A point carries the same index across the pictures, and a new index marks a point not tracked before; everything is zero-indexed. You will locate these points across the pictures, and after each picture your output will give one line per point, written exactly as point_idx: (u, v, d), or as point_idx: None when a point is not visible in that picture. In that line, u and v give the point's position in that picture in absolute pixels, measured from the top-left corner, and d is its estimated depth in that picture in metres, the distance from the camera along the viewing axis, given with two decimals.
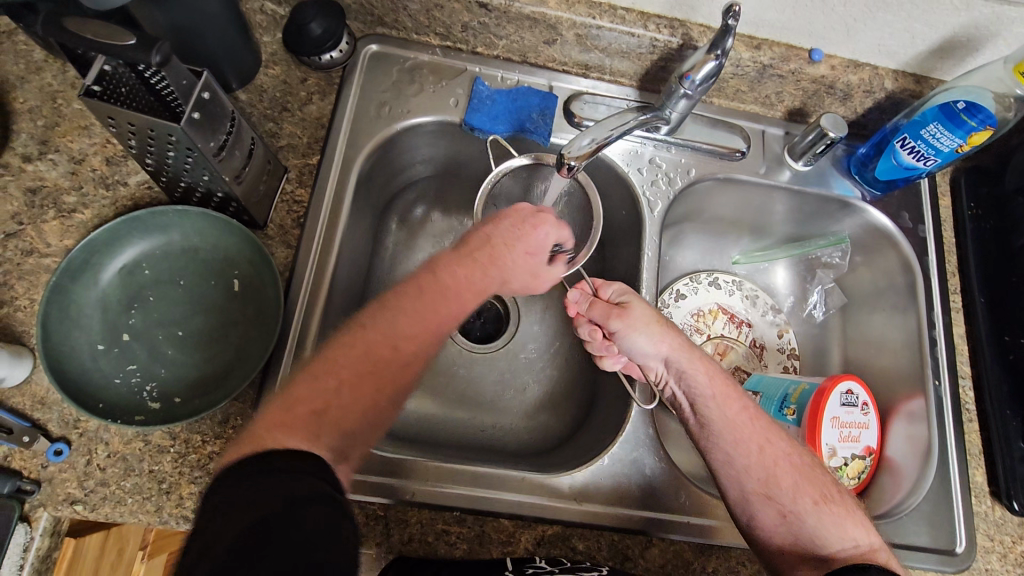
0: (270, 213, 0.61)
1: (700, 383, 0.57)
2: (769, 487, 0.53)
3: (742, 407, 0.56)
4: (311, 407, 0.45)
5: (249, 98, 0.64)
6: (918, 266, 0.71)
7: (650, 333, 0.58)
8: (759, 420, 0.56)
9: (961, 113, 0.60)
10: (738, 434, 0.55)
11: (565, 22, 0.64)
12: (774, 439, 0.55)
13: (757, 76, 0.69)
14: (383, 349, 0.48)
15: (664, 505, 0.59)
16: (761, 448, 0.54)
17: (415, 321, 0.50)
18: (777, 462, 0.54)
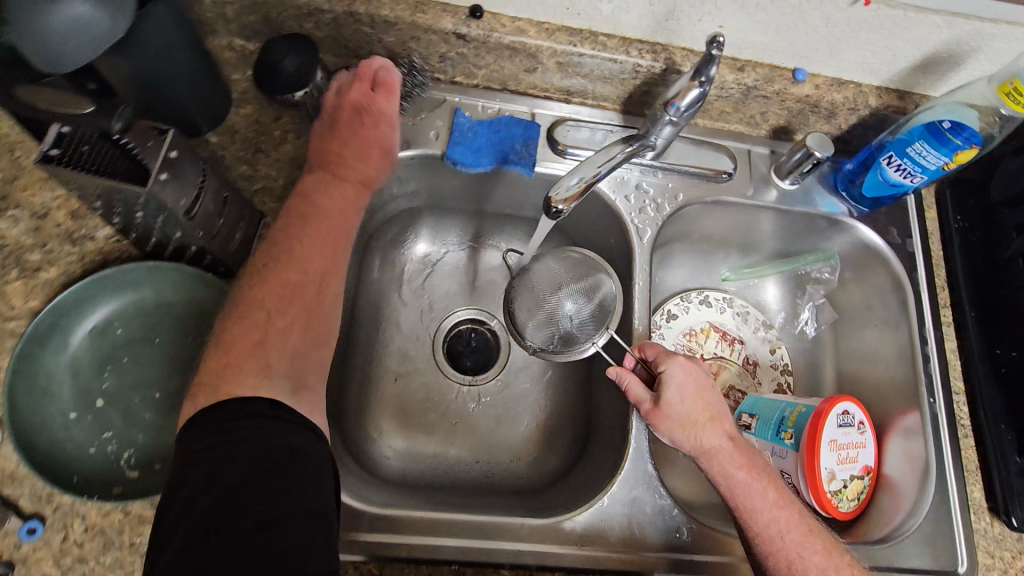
0: (248, 260, 0.58)
1: (735, 481, 0.55)
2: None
3: (776, 518, 0.54)
4: (235, 345, 0.48)
5: (220, 140, 0.62)
6: (908, 284, 0.71)
7: (675, 435, 0.58)
8: (799, 528, 0.53)
9: (946, 132, 0.59)
10: (767, 544, 0.53)
11: (546, 51, 0.63)
12: (808, 550, 0.53)
13: (741, 97, 0.68)
14: (287, 286, 0.52)
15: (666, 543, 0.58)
16: (790, 565, 0.52)
17: (315, 245, 0.54)
18: (810, 572, 0.52)
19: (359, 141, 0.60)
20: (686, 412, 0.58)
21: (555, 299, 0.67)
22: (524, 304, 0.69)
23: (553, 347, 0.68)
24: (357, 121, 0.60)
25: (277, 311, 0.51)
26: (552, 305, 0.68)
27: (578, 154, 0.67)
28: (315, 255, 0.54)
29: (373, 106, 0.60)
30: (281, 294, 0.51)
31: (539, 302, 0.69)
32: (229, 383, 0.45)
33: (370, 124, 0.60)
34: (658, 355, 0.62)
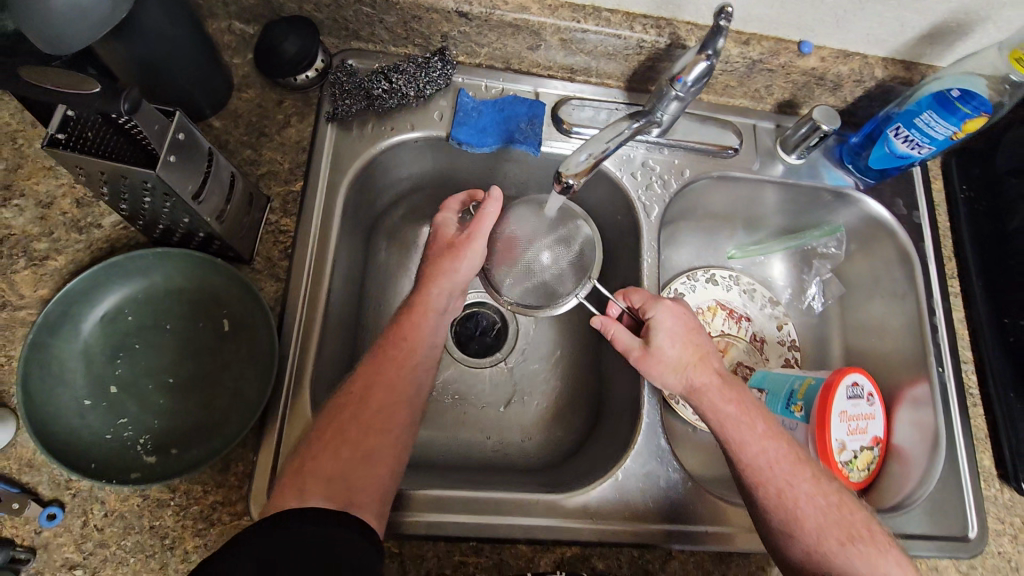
0: (256, 245, 0.58)
1: (724, 416, 0.57)
2: (792, 523, 0.53)
3: (764, 450, 0.55)
4: (305, 468, 0.49)
5: (224, 125, 0.61)
6: (915, 254, 0.71)
7: (664, 375, 0.59)
8: (790, 460, 0.55)
9: (956, 100, 0.59)
10: (757, 474, 0.55)
11: (549, 28, 0.62)
12: (796, 480, 0.54)
13: (746, 71, 0.67)
14: (342, 444, 0.51)
15: (678, 515, 0.58)
16: (778, 493, 0.54)
17: (383, 375, 0.55)
18: (799, 498, 0.53)
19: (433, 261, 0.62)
20: (675, 354, 0.59)
21: (531, 252, 0.65)
22: (499, 261, 0.66)
23: (536, 303, 0.67)
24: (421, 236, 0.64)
25: (345, 422, 0.52)
26: (532, 259, 0.65)
27: (584, 133, 0.66)
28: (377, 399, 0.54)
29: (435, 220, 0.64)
30: (338, 444, 0.51)
31: (514, 258, 0.66)
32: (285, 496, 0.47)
33: (431, 280, 0.61)
34: (642, 299, 0.62)
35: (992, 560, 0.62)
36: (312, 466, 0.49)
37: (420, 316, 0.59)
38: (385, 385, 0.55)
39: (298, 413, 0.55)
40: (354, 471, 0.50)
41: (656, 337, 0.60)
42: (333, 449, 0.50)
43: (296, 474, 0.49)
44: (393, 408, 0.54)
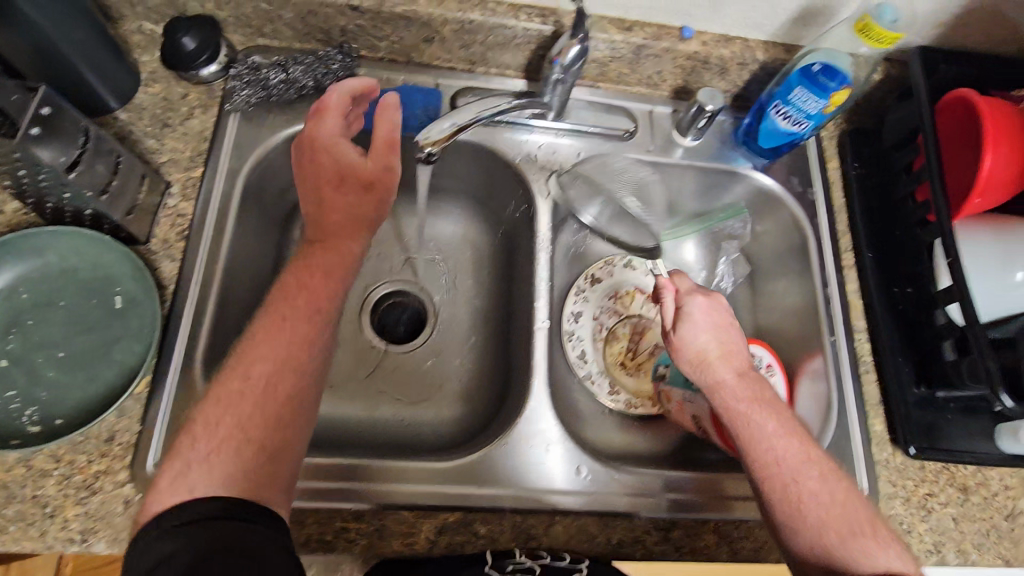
0: (153, 228, 0.60)
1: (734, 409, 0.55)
2: (793, 514, 0.50)
3: (775, 441, 0.53)
4: (200, 455, 0.45)
5: (130, 117, 0.64)
6: (808, 226, 0.74)
7: (686, 365, 0.58)
8: (796, 454, 0.52)
9: (819, 75, 0.62)
10: (764, 468, 0.52)
11: (439, 19, 0.66)
12: (805, 474, 0.51)
13: (634, 57, 0.71)
14: (236, 426, 0.46)
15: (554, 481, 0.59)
16: (784, 485, 0.51)
17: (276, 344, 0.50)
18: (802, 491, 0.51)
19: (325, 199, 0.57)
20: (698, 346, 0.58)
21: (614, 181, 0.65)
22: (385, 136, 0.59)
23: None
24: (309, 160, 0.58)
25: (242, 402, 0.47)
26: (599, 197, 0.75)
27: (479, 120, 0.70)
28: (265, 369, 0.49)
29: (318, 143, 0.57)
30: (250, 427, 0.46)
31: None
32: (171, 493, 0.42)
33: (345, 240, 0.57)
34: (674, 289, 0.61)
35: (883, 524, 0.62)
36: (211, 451, 0.45)
37: (325, 280, 0.54)
38: (293, 359, 0.50)
39: (186, 386, 0.56)
40: (263, 445, 0.46)
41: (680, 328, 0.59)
42: (235, 429, 0.46)
43: (191, 465, 0.44)
44: (302, 389, 0.49)
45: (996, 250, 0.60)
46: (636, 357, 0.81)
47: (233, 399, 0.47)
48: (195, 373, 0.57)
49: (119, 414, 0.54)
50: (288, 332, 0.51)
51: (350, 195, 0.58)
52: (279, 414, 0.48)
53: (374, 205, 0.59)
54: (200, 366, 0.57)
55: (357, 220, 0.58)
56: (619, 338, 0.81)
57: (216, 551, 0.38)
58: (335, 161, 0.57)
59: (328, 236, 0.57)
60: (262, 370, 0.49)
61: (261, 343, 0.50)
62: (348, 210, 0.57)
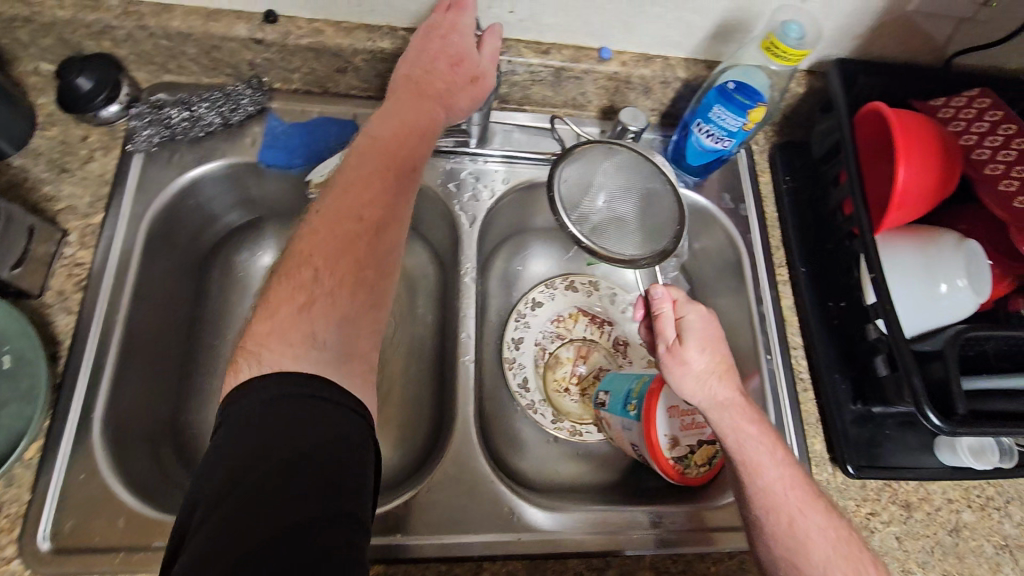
0: (48, 279, 0.57)
1: (735, 442, 0.52)
2: (796, 556, 0.48)
3: (780, 472, 0.50)
4: (297, 304, 0.45)
5: (24, 162, 0.61)
6: (740, 241, 0.73)
7: (692, 382, 0.53)
8: (798, 494, 0.50)
9: (735, 93, 0.61)
10: (769, 502, 0.50)
11: (348, 49, 0.64)
12: (811, 510, 0.49)
13: (555, 79, 0.69)
14: (342, 270, 0.47)
15: (482, 524, 0.57)
16: (790, 522, 0.49)
17: (372, 197, 0.50)
18: (808, 535, 0.48)
19: (433, 62, 0.57)
20: (704, 363, 0.54)
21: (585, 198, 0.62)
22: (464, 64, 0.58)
23: (587, 245, 0.60)
24: (433, 41, 0.58)
25: (339, 257, 0.47)
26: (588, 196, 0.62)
27: None
28: (369, 217, 0.49)
29: (458, 26, 0.58)
30: (341, 283, 0.47)
31: (564, 192, 0.62)
32: (267, 354, 0.43)
33: (417, 119, 0.55)
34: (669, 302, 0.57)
35: None
36: (322, 302, 0.46)
37: (400, 140, 0.53)
38: (381, 203, 0.50)
39: (81, 448, 0.53)
40: (359, 313, 0.47)
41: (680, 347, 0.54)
42: (333, 267, 0.47)
43: (302, 314, 0.45)
44: (392, 250, 0.50)
45: (920, 266, 0.60)
46: (580, 382, 0.79)
47: (330, 227, 0.48)
48: (92, 432, 0.53)
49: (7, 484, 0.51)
50: (387, 188, 0.51)
51: (412, 103, 0.55)
52: (371, 275, 0.48)
53: (469, 100, 0.59)
54: (97, 426, 0.54)
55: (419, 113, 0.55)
56: (563, 363, 0.79)
57: (273, 482, 0.36)
58: (459, 50, 0.57)
59: (420, 103, 0.55)
60: (372, 217, 0.49)
61: (343, 199, 0.49)
62: (424, 110, 0.55)
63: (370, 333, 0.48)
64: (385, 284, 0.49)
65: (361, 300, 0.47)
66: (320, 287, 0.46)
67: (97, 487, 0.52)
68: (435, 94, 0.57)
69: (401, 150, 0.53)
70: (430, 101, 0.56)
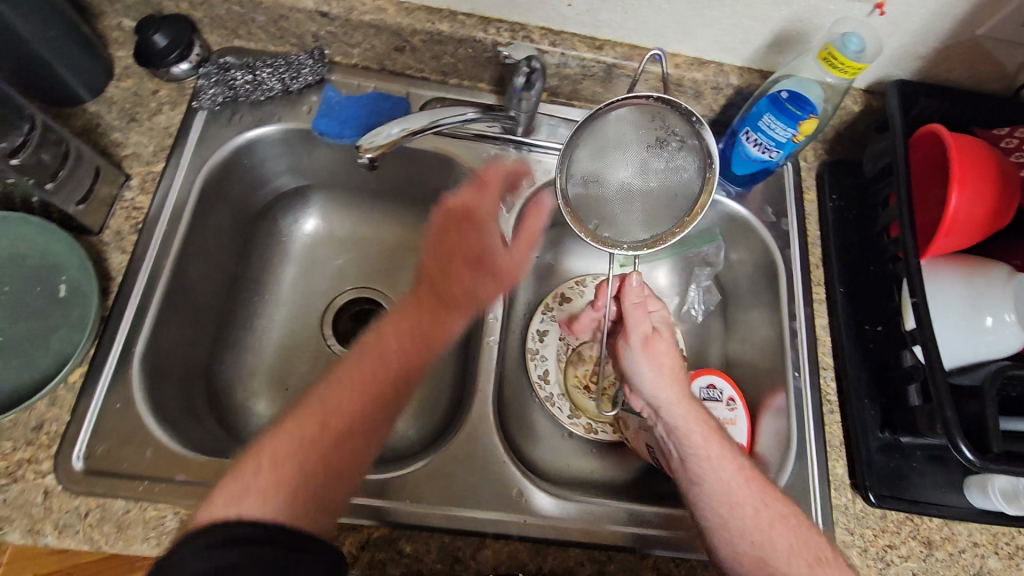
0: (107, 219, 0.61)
1: (692, 440, 0.55)
2: (759, 549, 0.50)
3: (737, 467, 0.54)
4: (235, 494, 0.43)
5: (99, 109, 0.65)
6: (778, 253, 0.72)
7: (657, 373, 0.57)
8: (755, 489, 0.53)
9: (787, 103, 0.61)
10: (730, 494, 0.52)
11: (408, 29, 0.66)
12: (768, 502, 0.52)
13: (606, 76, 0.70)
14: (310, 428, 0.47)
15: (491, 502, 0.57)
16: (754, 513, 0.51)
17: (372, 363, 0.52)
18: (772, 525, 0.51)
19: (454, 265, 0.62)
20: (669, 358, 0.58)
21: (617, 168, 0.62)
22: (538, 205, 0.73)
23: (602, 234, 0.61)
24: (453, 235, 0.64)
25: (323, 400, 0.49)
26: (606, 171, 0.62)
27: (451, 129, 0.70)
28: (346, 414, 0.49)
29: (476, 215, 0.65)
30: (314, 477, 0.46)
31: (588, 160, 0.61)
32: (216, 506, 0.42)
33: (461, 284, 0.61)
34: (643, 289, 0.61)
35: None
36: (273, 447, 0.46)
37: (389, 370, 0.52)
38: (414, 362, 0.54)
39: (120, 378, 0.56)
40: (325, 462, 0.47)
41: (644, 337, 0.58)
42: (295, 466, 0.46)
43: (274, 464, 0.45)
44: (364, 448, 0.49)
45: (964, 296, 0.58)
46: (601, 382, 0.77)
47: (299, 425, 0.47)
48: (131, 363, 0.56)
49: (51, 403, 0.54)
50: (368, 399, 0.50)
51: (411, 316, 0.57)
52: (339, 467, 0.47)
53: (490, 293, 0.64)
54: (137, 360, 0.57)
55: (415, 341, 0.55)
56: (585, 360, 0.78)
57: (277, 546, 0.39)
58: (475, 240, 0.64)
59: (437, 313, 0.58)
60: (337, 424, 0.48)
61: (378, 339, 0.55)
62: (437, 316, 0.58)
63: (339, 476, 0.47)
64: (356, 470, 0.49)
65: (338, 466, 0.47)
66: (286, 434, 0.47)
67: (131, 418, 0.55)
68: (457, 298, 0.60)
69: (393, 355, 0.53)
70: (447, 306, 0.59)
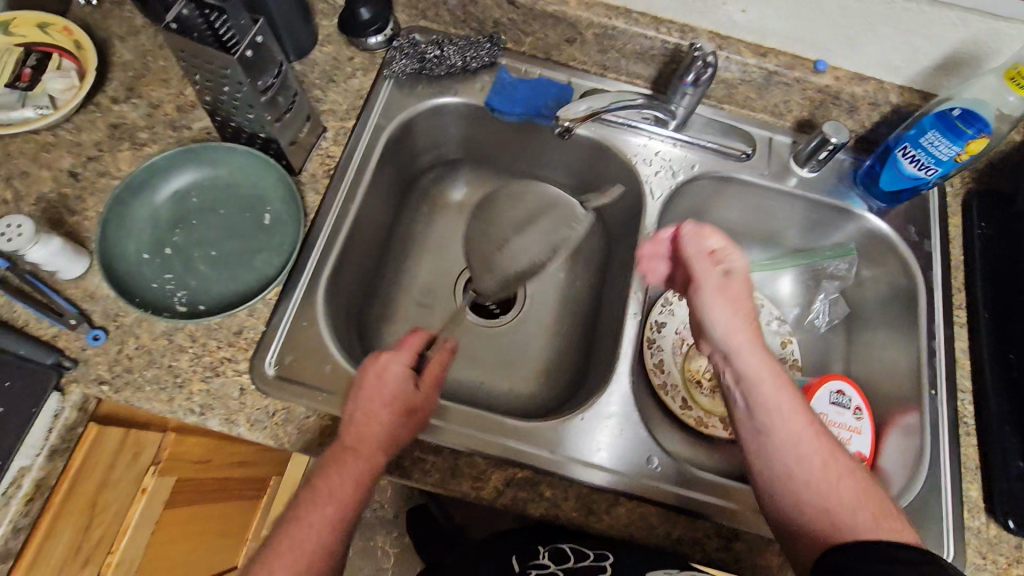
0: (306, 162, 0.68)
1: (761, 387, 0.52)
2: (821, 500, 0.49)
3: (804, 419, 0.52)
4: None
5: (303, 69, 0.74)
6: (919, 272, 0.73)
7: (727, 313, 0.54)
8: (815, 438, 0.51)
9: (958, 121, 0.62)
10: (795, 440, 0.51)
11: (585, 22, 0.72)
12: (831, 457, 0.51)
13: (763, 82, 0.73)
14: (305, 528, 0.50)
15: (624, 464, 0.60)
16: (823, 462, 0.50)
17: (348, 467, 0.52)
18: (838, 479, 0.50)
19: (372, 419, 0.54)
20: (734, 288, 0.55)
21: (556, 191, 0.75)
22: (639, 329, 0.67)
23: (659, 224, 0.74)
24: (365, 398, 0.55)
25: (317, 507, 0.51)
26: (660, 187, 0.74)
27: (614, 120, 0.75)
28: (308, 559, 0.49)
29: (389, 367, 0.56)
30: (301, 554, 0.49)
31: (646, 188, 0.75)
32: None
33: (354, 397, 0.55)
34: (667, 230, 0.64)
35: None
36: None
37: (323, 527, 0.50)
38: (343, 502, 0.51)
39: (308, 301, 0.63)
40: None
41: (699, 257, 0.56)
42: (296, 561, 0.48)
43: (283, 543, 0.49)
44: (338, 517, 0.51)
45: None
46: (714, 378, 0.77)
47: (301, 523, 0.50)
48: (317, 290, 0.63)
49: (250, 314, 0.61)
50: (320, 520, 0.50)
51: (353, 451, 0.53)
52: (324, 539, 0.50)
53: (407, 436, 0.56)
54: (322, 288, 0.64)
55: (339, 503, 0.51)
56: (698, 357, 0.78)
57: None
58: (392, 389, 0.55)
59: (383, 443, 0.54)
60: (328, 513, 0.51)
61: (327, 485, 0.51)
62: (359, 478, 0.52)
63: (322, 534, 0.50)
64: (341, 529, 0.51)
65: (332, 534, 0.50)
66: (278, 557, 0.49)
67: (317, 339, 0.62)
68: (355, 442, 0.53)
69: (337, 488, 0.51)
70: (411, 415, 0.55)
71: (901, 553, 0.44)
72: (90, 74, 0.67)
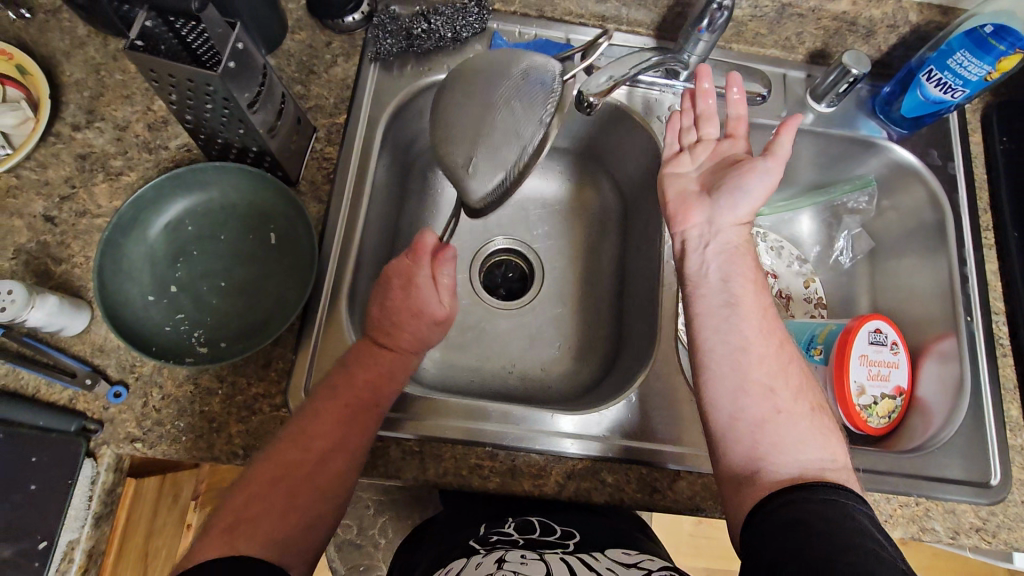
0: (302, 169, 0.63)
1: (739, 267, 0.57)
2: (770, 388, 0.51)
3: (762, 300, 0.56)
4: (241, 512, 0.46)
5: (278, 63, 0.67)
6: (945, 199, 0.71)
7: (756, 187, 0.58)
8: (772, 332, 0.54)
9: (990, 38, 0.59)
10: (763, 327, 0.54)
11: None
12: (785, 350, 0.54)
13: (777, 16, 0.69)
14: (300, 445, 0.50)
15: (677, 439, 0.60)
16: (779, 346, 0.54)
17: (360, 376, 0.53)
18: (790, 368, 0.53)
19: (380, 346, 0.55)
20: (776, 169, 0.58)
21: None
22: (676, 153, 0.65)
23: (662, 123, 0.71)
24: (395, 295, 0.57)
25: (317, 421, 0.51)
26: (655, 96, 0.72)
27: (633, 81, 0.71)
28: (308, 463, 0.49)
29: (416, 279, 0.57)
30: (293, 460, 0.49)
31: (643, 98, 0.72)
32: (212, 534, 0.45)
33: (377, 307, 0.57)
34: (707, 101, 0.64)
35: (1014, 508, 0.62)
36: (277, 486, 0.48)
37: (314, 443, 0.50)
38: (344, 423, 0.51)
39: (334, 320, 0.60)
40: (300, 484, 0.48)
41: (774, 147, 0.58)
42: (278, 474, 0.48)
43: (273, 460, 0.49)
44: (342, 437, 0.51)
45: None
46: None
47: (292, 440, 0.50)
48: (341, 308, 0.60)
49: (275, 343, 0.58)
50: (325, 431, 0.51)
51: (365, 371, 0.54)
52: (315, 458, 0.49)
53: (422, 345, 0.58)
54: (345, 304, 0.60)
55: (341, 418, 0.51)
56: None
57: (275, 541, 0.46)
58: (423, 303, 0.57)
59: (385, 360, 0.55)
60: (324, 438, 0.50)
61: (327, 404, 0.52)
62: (360, 400, 0.53)
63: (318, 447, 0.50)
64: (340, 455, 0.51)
65: (327, 450, 0.50)
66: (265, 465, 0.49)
67: None
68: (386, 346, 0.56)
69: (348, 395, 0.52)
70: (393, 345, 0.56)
71: (819, 498, 0.44)
72: (44, 102, 0.60)
